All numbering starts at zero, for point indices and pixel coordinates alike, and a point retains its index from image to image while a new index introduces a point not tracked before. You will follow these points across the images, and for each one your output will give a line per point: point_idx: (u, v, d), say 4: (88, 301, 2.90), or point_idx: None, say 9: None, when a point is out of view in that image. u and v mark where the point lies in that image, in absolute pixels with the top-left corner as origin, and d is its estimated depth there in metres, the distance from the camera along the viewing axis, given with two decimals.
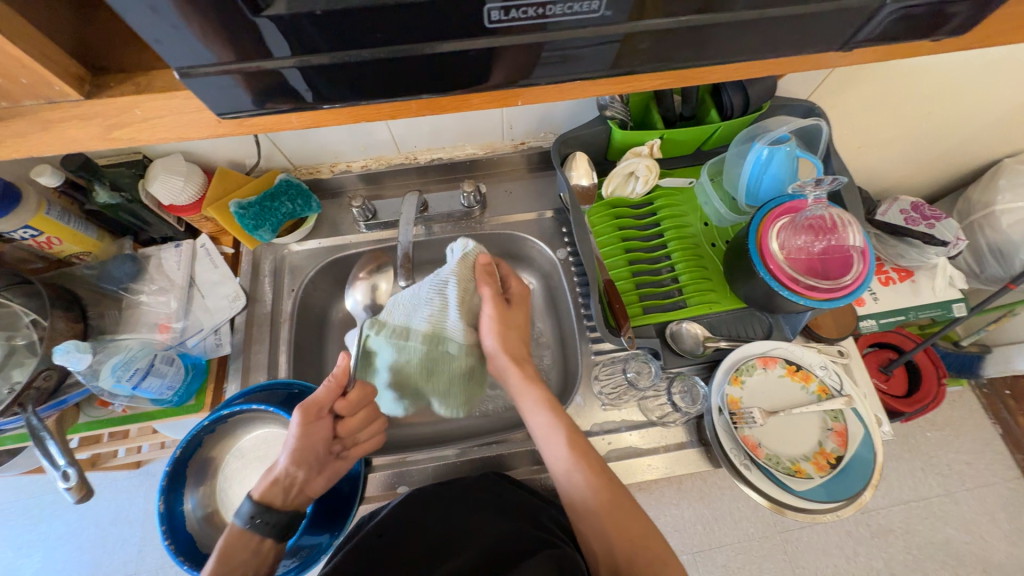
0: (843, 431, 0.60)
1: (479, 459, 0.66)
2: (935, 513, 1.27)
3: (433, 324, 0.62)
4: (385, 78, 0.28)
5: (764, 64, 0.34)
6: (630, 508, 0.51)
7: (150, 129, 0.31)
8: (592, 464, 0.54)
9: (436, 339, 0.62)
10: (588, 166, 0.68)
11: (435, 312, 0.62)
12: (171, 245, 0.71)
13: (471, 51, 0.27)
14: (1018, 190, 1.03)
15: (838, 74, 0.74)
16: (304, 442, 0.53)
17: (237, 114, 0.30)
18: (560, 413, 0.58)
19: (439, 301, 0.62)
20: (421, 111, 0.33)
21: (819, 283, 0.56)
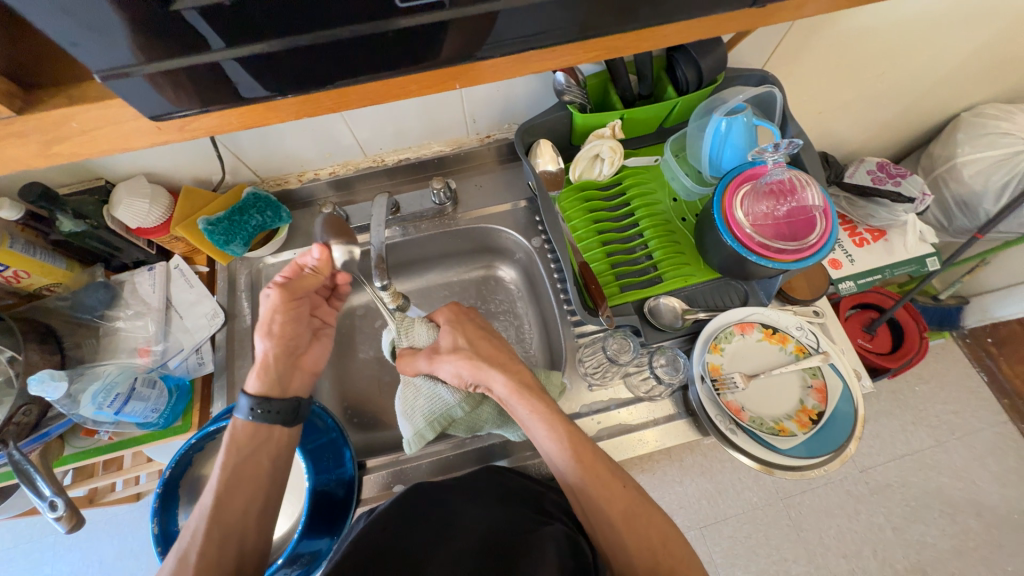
0: (823, 386, 0.60)
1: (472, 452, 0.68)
2: (928, 464, 1.34)
3: (427, 414, 0.61)
4: (312, 65, 0.29)
5: (687, 27, 0.35)
6: (645, 517, 0.53)
7: (91, 141, 0.31)
8: (603, 478, 0.54)
9: (440, 418, 0.62)
10: (553, 152, 0.69)
11: (416, 405, 0.62)
12: (145, 269, 0.70)
13: (390, 33, 0.28)
14: (977, 141, 1.06)
15: (788, 41, 0.76)
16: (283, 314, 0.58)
17: (187, 113, 0.31)
18: (559, 422, 0.57)
19: (414, 392, 0.63)
20: (361, 102, 0.34)
21: (788, 245, 0.59)
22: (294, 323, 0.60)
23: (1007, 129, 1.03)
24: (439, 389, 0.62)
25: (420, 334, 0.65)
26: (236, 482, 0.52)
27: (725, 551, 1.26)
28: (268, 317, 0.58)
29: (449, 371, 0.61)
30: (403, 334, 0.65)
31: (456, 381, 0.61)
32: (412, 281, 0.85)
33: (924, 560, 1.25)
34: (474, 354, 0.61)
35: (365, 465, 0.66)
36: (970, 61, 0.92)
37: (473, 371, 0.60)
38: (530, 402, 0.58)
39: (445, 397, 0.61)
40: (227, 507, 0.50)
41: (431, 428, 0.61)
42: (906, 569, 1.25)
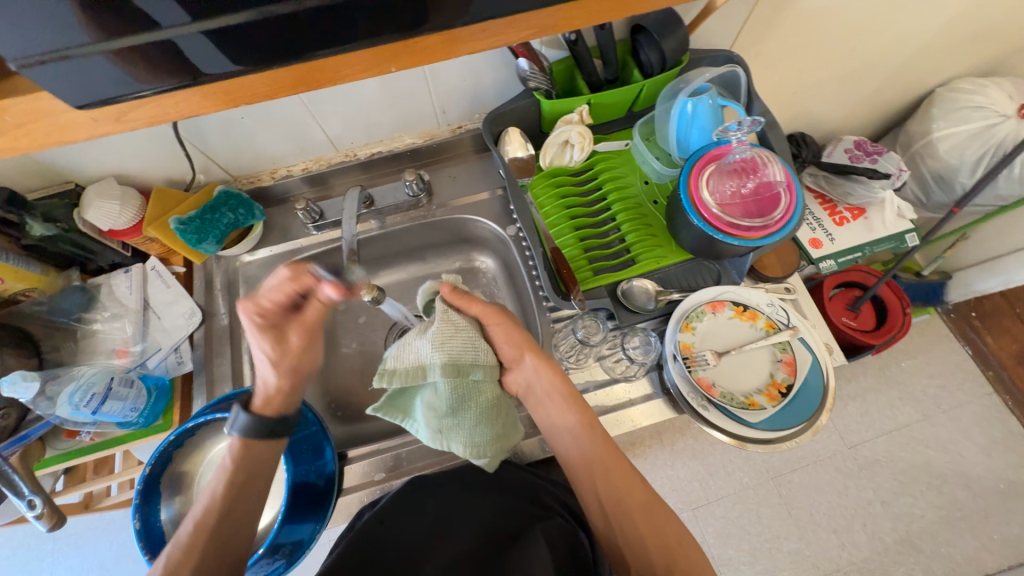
0: (793, 360, 0.61)
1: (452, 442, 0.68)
2: (915, 438, 1.36)
3: (456, 357, 0.53)
4: (236, 43, 0.34)
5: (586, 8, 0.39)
6: (663, 513, 0.55)
7: (44, 125, 0.36)
8: (628, 473, 0.57)
9: (461, 367, 0.54)
10: (521, 138, 0.69)
11: (450, 340, 0.53)
12: (121, 271, 0.71)
13: (300, 12, 0.33)
14: (951, 116, 1.07)
15: (755, 22, 0.76)
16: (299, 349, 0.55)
17: (149, 91, 0.36)
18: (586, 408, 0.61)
19: (452, 330, 0.54)
20: (295, 86, 0.39)
21: (754, 222, 0.60)
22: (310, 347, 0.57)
23: (980, 102, 1.03)
24: (481, 342, 0.56)
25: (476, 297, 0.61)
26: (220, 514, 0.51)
27: (718, 531, 1.28)
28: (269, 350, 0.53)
29: (504, 342, 0.59)
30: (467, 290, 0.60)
31: (501, 343, 0.59)
32: (390, 273, 0.86)
33: (913, 532, 1.28)
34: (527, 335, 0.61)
35: (346, 456, 0.67)
36: (939, 37, 0.93)
37: (525, 350, 0.59)
38: (565, 386, 0.61)
39: (482, 353, 0.56)
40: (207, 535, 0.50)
41: (449, 368, 0.52)
42: (895, 541, 1.27)
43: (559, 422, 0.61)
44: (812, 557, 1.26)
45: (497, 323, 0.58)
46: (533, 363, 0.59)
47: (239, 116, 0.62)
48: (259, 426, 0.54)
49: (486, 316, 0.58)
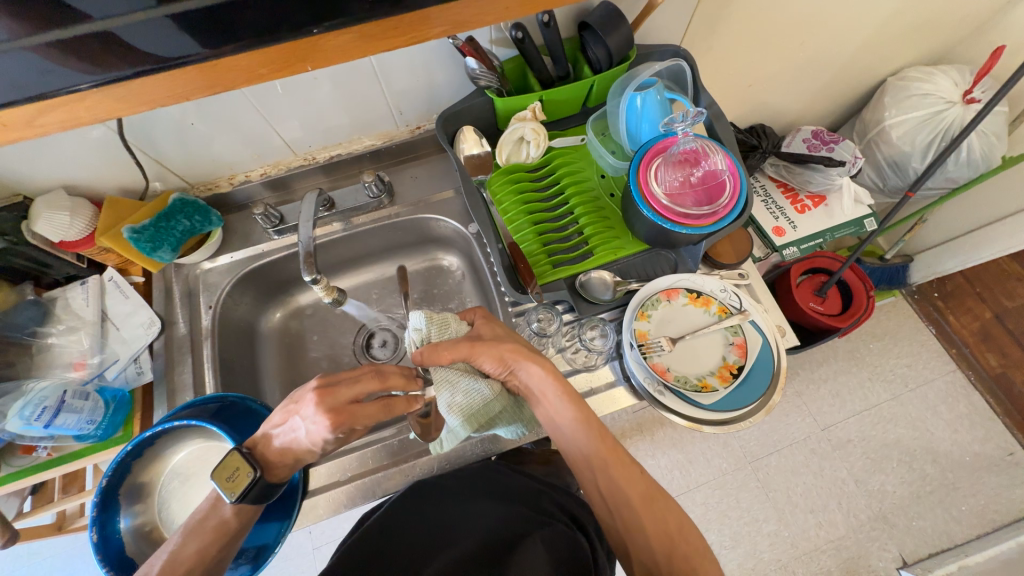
0: (743, 342, 0.63)
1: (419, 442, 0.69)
2: (885, 417, 1.40)
3: (467, 410, 0.56)
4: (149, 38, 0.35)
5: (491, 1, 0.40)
6: (662, 503, 0.57)
7: None
8: (626, 463, 0.58)
9: (480, 414, 0.58)
10: (476, 136, 0.70)
11: (456, 398, 0.56)
12: (77, 283, 0.69)
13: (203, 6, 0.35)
14: (902, 104, 1.11)
15: (705, 17, 0.78)
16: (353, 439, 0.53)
17: (86, 84, 0.37)
18: (584, 406, 0.60)
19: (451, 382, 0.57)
20: (207, 90, 0.39)
21: (701, 211, 0.62)
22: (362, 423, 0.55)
23: (927, 91, 1.08)
24: (478, 382, 0.57)
25: (457, 333, 0.61)
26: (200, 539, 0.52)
27: (700, 518, 1.31)
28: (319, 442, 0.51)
29: (487, 361, 0.57)
30: (447, 333, 0.61)
31: (492, 372, 0.58)
32: (355, 274, 0.86)
33: (886, 508, 1.31)
34: (514, 345, 0.59)
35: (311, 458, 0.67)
36: (884, 27, 0.96)
37: (514, 359, 0.58)
38: (562, 387, 0.59)
39: (484, 392, 0.57)
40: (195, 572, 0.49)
41: (467, 425, 0.56)
42: (870, 518, 1.31)
43: (559, 422, 0.59)
44: (792, 538, 1.29)
45: (485, 351, 0.57)
46: (530, 369, 0.59)
47: (191, 121, 0.62)
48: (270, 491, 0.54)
49: (471, 353, 0.57)
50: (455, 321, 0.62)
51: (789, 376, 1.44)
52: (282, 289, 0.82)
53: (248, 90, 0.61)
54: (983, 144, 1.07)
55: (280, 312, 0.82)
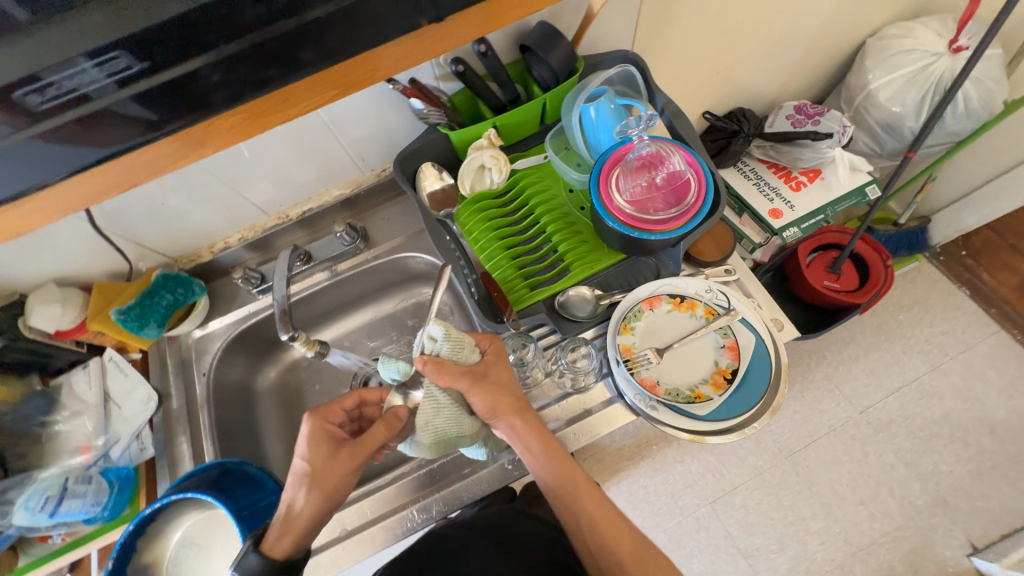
0: (735, 344, 0.60)
1: (416, 484, 0.66)
2: (928, 392, 1.31)
3: (438, 433, 0.56)
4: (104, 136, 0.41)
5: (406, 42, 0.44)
6: (653, 559, 0.54)
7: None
8: (612, 520, 0.55)
9: (448, 441, 0.58)
10: (436, 170, 0.69)
11: (433, 421, 0.55)
12: (80, 369, 0.72)
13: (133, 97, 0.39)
14: (886, 64, 1.05)
15: (655, 16, 0.77)
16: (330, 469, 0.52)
17: None
18: (568, 463, 0.57)
19: (434, 409, 0.55)
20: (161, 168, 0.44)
21: (670, 214, 0.60)
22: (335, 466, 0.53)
23: (911, 46, 1.03)
24: (462, 418, 0.57)
25: (468, 358, 0.57)
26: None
27: (741, 522, 1.23)
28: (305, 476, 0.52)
29: (479, 404, 0.56)
30: (457, 351, 0.57)
31: (480, 413, 0.57)
32: (343, 322, 0.86)
33: (944, 490, 1.22)
34: (504, 393, 0.58)
35: None
36: None
37: (497, 412, 0.57)
38: (545, 442, 0.57)
39: (464, 425, 0.57)
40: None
41: (432, 447, 0.57)
42: (928, 502, 1.21)
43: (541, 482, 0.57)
44: (844, 534, 1.20)
45: (478, 394, 0.56)
46: (511, 426, 0.57)
47: (161, 200, 0.65)
48: (269, 574, 0.47)
49: (464, 388, 0.56)
50: (468, 343, 0.58)
51: (816, 360, 1.36)
52: (274, 347, 0.83)
53: (206, 161, 0.63)
54: (981, 92, 1.01)
55: (274, 369, 0.83)
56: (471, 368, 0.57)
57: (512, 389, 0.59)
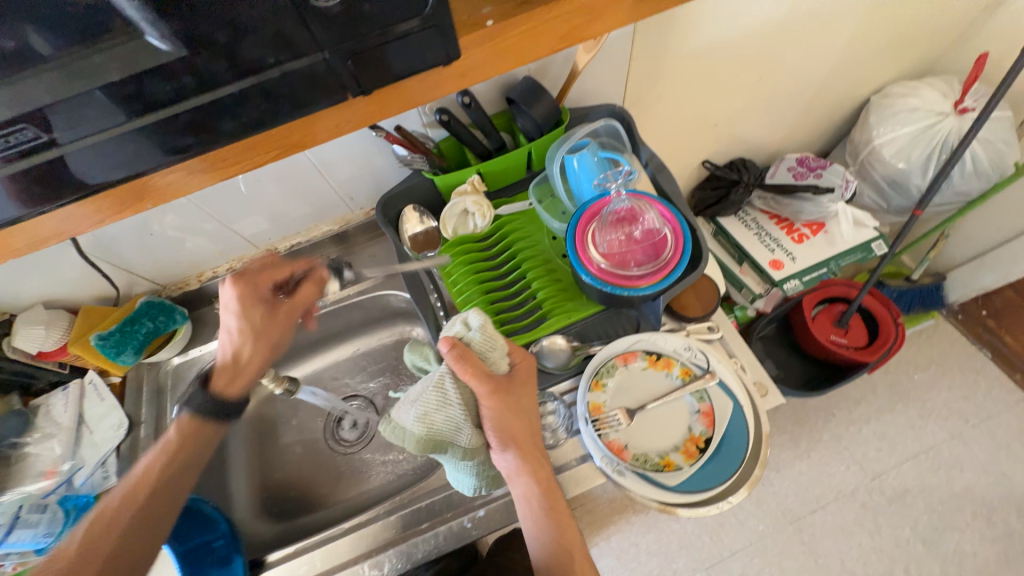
0: (711, 410, 0.57)
1: (372, 536, 0.61)
2: (947, 461, 1.21)
3: (434, 431, 0.51)
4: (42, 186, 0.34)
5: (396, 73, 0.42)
6: None
7: None
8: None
9: (439, 442, 0.52)
10: (419, 214, 0.71)
11: (434, 412, 0.51)
12: (59, 390, 0.72)
13: None
14: (890, 121, 1.04)
15: (647, 72, 0.78)
16: (256, 321, 0.58)
17: None
18: (562, 515, 0.54)
19: (439, 401, 0.51)
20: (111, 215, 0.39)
21: (645, 270, 0.58)
22: (269, 323, 0.59)
23: (915, 105, 1.02)
24: (466, 428, 0.52)
25: (496, 364, 0.55)
26: (97, 534, 0.48)
27: None
28: (235, 328, 0.57)
29: (493, 424, 0.53)
30: (486, 348, 0.54)
31: (488, 431, 0.53)
32: (323, 356, 0.86)
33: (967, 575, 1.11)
34: (524, 422, 0.55)
35: (262, 562, 0.62)
36: (850, 50, 0.93)
37: (512, 439, 0.53)
38: (547, 486, 0.54)
39: (464, 432, 0.52)
40: (84, 561, 0.46)
41: (421, 445, 0.51)
42: None
43: (529, 528, 0.54)
44: None
45: (493, 408, 0.52)
46: (519, 460, 0.53)
47: (151, 232, 0.68)
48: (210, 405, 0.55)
49: (481, 397, 0.52)
50: (500, 347, 0.55)
51: (824, 419, 1.28)
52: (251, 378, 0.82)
53: (196, 194, 0.65)
54: (991, 152, 0.98)
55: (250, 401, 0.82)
56: (496, 376, 0.54)
57: (528, 417, 0.55)
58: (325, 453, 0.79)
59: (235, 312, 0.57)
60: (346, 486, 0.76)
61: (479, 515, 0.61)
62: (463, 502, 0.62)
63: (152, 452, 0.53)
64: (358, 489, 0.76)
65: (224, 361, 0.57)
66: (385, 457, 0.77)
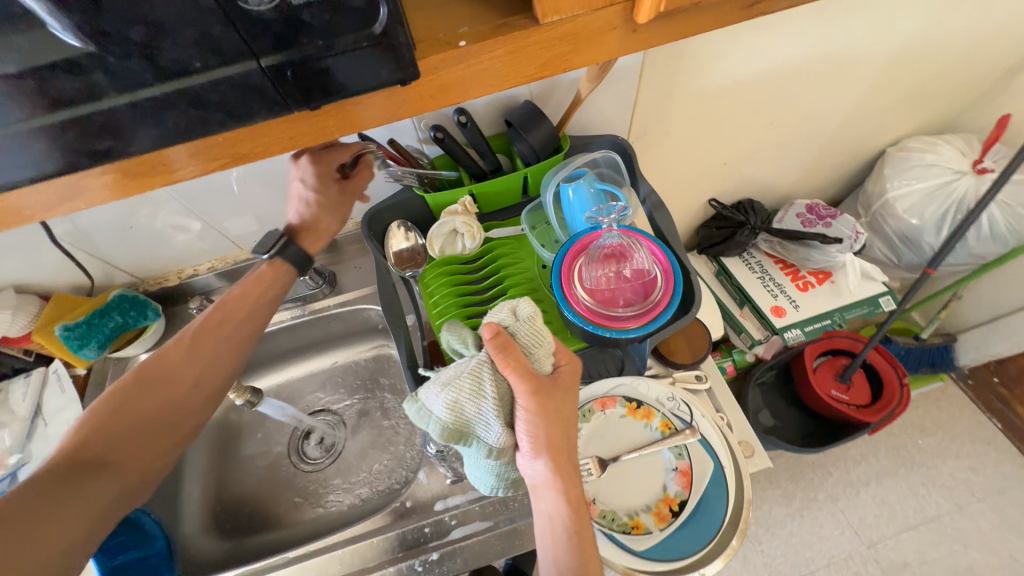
0: (689, 469, 0.53)
1: (317, 568, 0.57)
2: (950, 536, 1.14)
3: (461, 420, 0.46)
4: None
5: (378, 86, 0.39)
6: None
7: None
8: None
9: (467, 433, 0.46)
10: (406, 230, 0.69)
11: (466, 399, 0.45)
12: (21, 377, 0.71)
13: None
14: (905, 175, 1.01)
15: (654, 106, 0.76)
16: (323, 191, 0.58)
17: None
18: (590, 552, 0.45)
19: (474, 390, 0.45)
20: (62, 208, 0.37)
21: (630, 312, 0.55)
22: (335, 198, 0.59)
23: (932, 160, 0.99)
24: (496, 426, 0.46)
25: (538, 364, 0.47)
26: (198, 342, 0.52)
27: None
28: (309, 199, 0.58)
29: (526, 430, 0.46)
30: (531, 343, 0.47)
31: (522, 435, 0.47)
32: (298, 365, 0.83)
33: None
34: (563, 435, 0.47)
35: None
36: (866, 100, 0.91)
37: (545, 451, 0.46)
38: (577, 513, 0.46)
39: (495, 429, 0.46)
40: (188, 362, 0.51)
41: (446, 435, 0.45)
42: None
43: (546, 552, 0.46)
44: None
45: (532, 411, 0.46)
46: (551, 474, 0.46)
47: (130, 225, 0.66)
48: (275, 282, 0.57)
49: (519, 395, 0.45)
50: (547, 346, 0.48)
51: (820, 477, 1.21)
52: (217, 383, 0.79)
53: (179, 191, 0.64)
54: (1009, 215, 0.95)
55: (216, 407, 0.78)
56: (539, 377, 0.47)
57: (567, 428, 0.48)
58: (286, 469, 0.75)
59: (309, 184, 0.58)
60: (302, 507, 0.72)
61: (429, 558, 0.56)
62: (418, 542, 0.57)
63: (244, 281, 0.56)
64: (314, 513, 0.71)
65: (300, 225, 0.59)
66: (347, 480, 0.73)
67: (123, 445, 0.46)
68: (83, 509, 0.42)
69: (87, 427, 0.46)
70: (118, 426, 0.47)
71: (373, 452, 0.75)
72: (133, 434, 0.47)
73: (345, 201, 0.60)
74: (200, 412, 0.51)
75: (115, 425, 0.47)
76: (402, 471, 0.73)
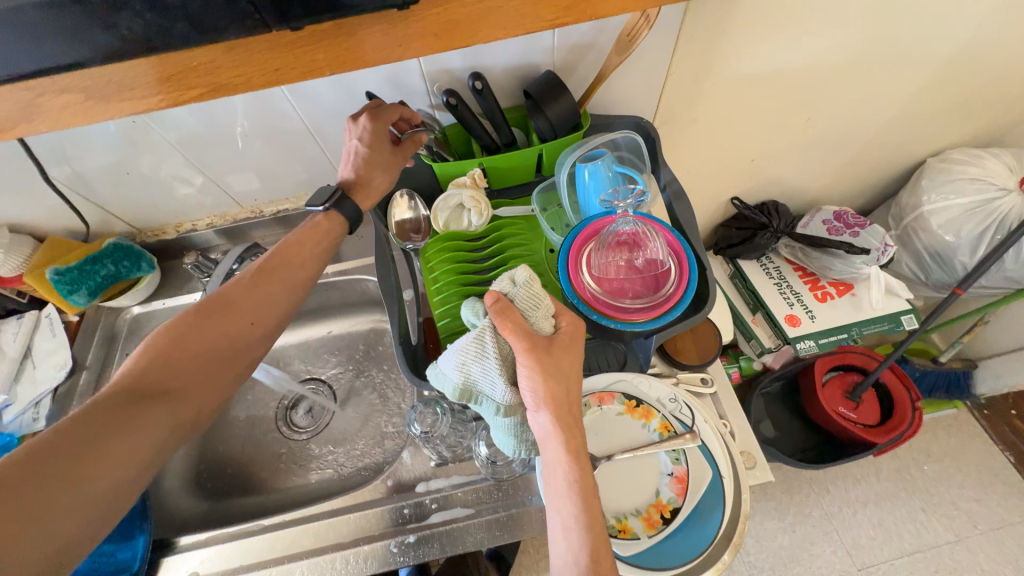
0: (686, 475, 0.50)
1: (291, 538, 0.56)
2: (946, 566, 1.10)
3: (466, 382, 0.45)
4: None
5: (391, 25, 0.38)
6: None
7: None
8: None
9: (477, 393, 0.47)
10: (410, 200, 0.65)
11: (470, 358, 0.44)
12: (13, 318, 0.70)
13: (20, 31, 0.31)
14: (944, 188, 0.95)
15: (683, 90, 0.71)
16: (379, 149, 0.55)
17: None
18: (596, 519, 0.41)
19: (476, 349, 0.44)
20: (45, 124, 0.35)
21: (638, 304, 0.52)
22: (391, 160, 0.57)
23: (975, 174, 0.92)
24: (499, 384, 0.44)
25: (539, 323, 0.45)
26: (260, 282, 0.49)
27: None
28: (364, 156, 0.55)
29: (528, 385, 0.44)
30: (528, 307, 0.45)
31: (525, 393, 0.45)
32: (292, 332, 0.81)
33: None
34: (567, 395, 0.44)
35: (173, 543, 0.57)
36: (911, 104, 0.85)
37: (547, 405, 0.43)
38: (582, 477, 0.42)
39: (499, 388, 0.45)
40: (253, 297, 0.48)
41: (462, 394, 0.46)
42: None
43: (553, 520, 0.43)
44: None
45: (529, 369, 0.43)
46: (555, 434, 0.43)
47: (126, 171, 0.63)
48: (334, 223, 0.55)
49: (517, 354, 0.44)
50: (545, 308, 0.46)
51: (816, 494, 1.18)
52: None
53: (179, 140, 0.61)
54: None
55: None
56: (537, 336, 0.45)
57: (571, 387, 0.45)
58: (270, 437, 0.74)
59: (365, 143, 0.54)
60: (284, 475, 0.70)
61: (405, 541, 0.54)
62: (396, 522, 0.56)
63: (302, 228, 0.54)
64: (296, 482, 0.70)
65: (353, 181, 0.56)
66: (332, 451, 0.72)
67: (182, 376, 0.43)
68: (136, 438, 0.39)
69: (145, 356, 0.42)
70: (176, 357, 0.43)
71: (360, 426, 0.73)
72: (198, 362, 0.44)
73: (396, 161, 0.58)
74: (254, 346, 0.48)
75: (174, 357, 0.43)
76: (388, 448, 0.71)
